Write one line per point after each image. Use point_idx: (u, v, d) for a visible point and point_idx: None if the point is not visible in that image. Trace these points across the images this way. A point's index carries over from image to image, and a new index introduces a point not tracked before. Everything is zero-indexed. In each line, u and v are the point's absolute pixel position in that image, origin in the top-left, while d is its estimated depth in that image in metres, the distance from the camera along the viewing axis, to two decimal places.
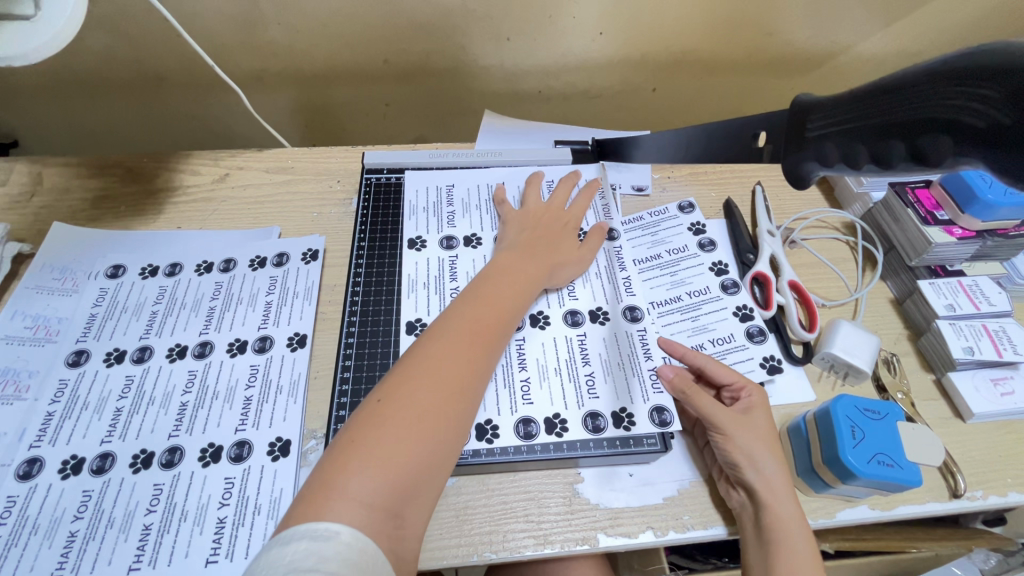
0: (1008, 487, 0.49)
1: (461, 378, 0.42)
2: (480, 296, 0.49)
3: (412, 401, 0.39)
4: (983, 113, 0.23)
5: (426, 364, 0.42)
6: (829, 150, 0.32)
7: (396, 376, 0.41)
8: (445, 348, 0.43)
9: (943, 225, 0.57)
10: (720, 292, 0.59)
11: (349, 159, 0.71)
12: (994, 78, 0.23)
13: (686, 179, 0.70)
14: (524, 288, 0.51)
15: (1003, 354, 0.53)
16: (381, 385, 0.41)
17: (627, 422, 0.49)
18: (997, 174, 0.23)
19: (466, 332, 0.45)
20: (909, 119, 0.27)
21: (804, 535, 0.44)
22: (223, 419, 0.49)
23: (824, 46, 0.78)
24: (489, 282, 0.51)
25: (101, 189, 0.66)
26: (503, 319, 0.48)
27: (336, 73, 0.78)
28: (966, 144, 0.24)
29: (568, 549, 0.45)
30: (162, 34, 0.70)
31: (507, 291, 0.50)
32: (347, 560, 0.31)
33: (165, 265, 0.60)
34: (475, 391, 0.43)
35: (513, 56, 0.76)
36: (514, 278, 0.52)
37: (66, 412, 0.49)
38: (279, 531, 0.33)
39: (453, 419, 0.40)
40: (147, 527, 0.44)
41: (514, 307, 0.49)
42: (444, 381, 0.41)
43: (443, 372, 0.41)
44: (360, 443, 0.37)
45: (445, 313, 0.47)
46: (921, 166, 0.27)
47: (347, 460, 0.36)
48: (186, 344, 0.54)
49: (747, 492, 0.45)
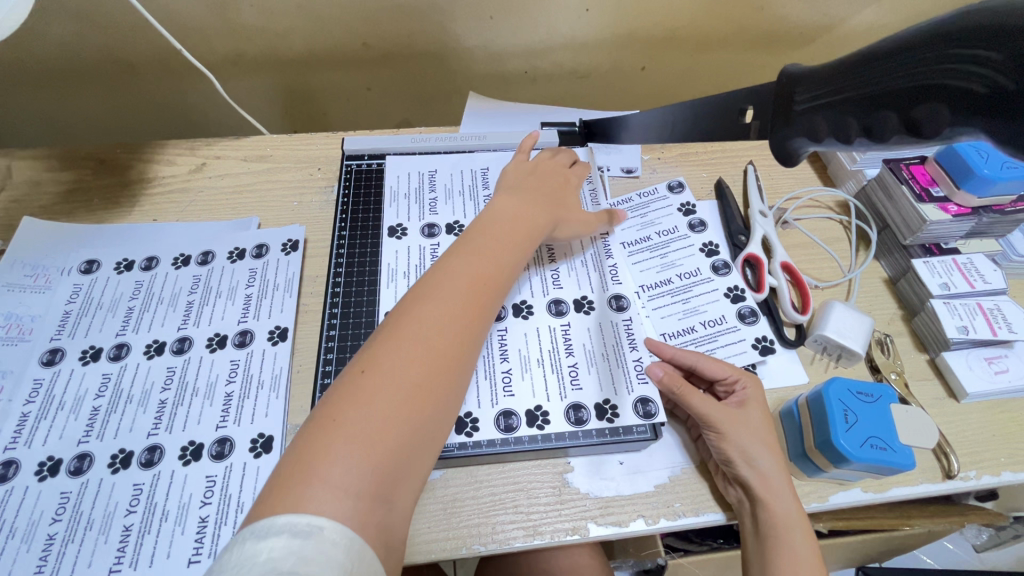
0: (1001, 466, 0.48)
1: (451, 344, 0.37)
2: (470, 254, 0.43)
3: (399, 374, 0.34)
4: (985, 79, 0.22)
5: (410, 332, 0.36)
6: (818, 125, 0.30)
7: (378, 342, 0.36)
8: (431, 310, 0.38)
9: (937, 202, 0.55)
10: (710, 274, 0.58)
11: (329, 146, 0.69)
12: (997, 39, 0.21)
13: (676, 160, 0.68)
14: (518, 248, 0.46)
15: (997, 333, 0.52)
16: (360, 355, 0.35)
17: (610, 413, 0.48)
18: (997, 145, 0.22)
19: (457, 294, 0.39)
20: (903, 88, 0.25)
21: (803, 528, 0.43)
22: (204, 416, 0.48)
23: (817, 19, 0.76)
24: (481, 239, 0.45)
25: (73, 181, 0.64)
26: (496, 280, 0.42)
27: (314, 56, 0.75)
28: (968, 115, 0.22)
29: (558, 539, 0.44)
30: (128, 16, 0.67)
31: (503, 249, 0.45)
32: (332, 560, 0.26)
33: (141, 259, 0.58)
34: (466, 359, 0.38)
35: (497, 35, 0.74)
36: (509, 235, 0.46)
37: (42, 412, 0.48)
38: (248, 525, 0.28)
39: (443, 392, 0.35)
40: (128, 527, 0.43)
41: (509, 268, 0.44)
42: (432, 350, 0.36)
43: (432, 337, 0.36)
44: (341, 423, 0.31)
45: (432, 270, 0.41)
46: (916, 138, 0.26)
47: (326, 441, 0.31)
48: (164, 340, 0.52)
49: (745, 489, 0.44)
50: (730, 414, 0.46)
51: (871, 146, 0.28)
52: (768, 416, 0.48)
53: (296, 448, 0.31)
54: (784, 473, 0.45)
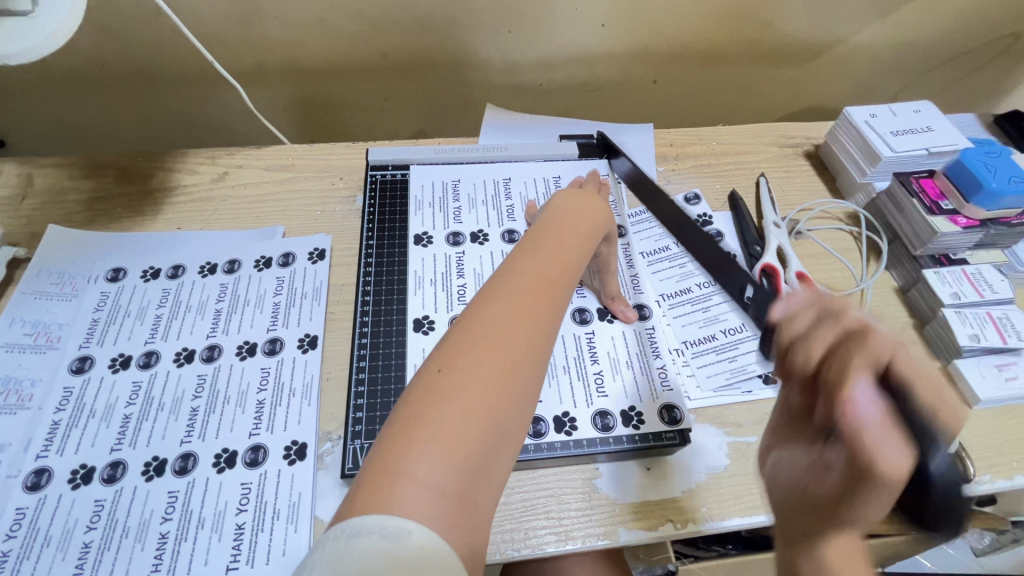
0: (1014, 470, 0.50)
1: (532, 336, 0.34)
2: (536, 247, 0.41)
3: (477, 371, 0.32)
4: None
5: (489, 325, 0.34)
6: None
7: (458, 335, 0.34)
8: (506, 302, 0.35)
9: (947, 215, 0.57)
10: (729, 283, 0.60)
11: (351, 156, 0.70)
12: None
13: (690, 171, 0.70)
14: (585, 239, 0.44)
15: (1007, 341, 0.54)
16: (440, 347, 0.34)
17: (636, 420, 0.49)
18: None
19: (530, 285, 0.37)
20: None
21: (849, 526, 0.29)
22: (236, 423, 0.48)
23: (823, 37, 0.79)
24: (549, 231, 0.43)
25: (95, 189, 0.65)
26: (568, 271, 0.40)
27: (334, 67, 0.76)
28: None
29: (590, 544, 0.45)
30: (151, 25, 0.68)
31: (570, 241, 0.43)
32: (421, 565, 0.25)
33: (167, 267, 0.58)
34: (544, 351, 0.35)
35: (514, 49, 0.76)
36: (577, 225, 0.44)
37: (73, 420, 0.48)
38: (337, 522, 0.27)
39: (522, 386, 0.33)
40: (164, 535, 0.43)
41: (578, 260, 0.42)
42: (513, 343, 0.33)
43: (512, 330, 0.34)
44: (423, 418, 0.30)
45: (506, 263, 0.39)
46: None
47: (411, 436, 0.29)
48: (194, 348, 0.53)
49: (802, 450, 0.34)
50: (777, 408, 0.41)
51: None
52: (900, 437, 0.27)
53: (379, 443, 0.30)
54: (861, 500, 0.28)
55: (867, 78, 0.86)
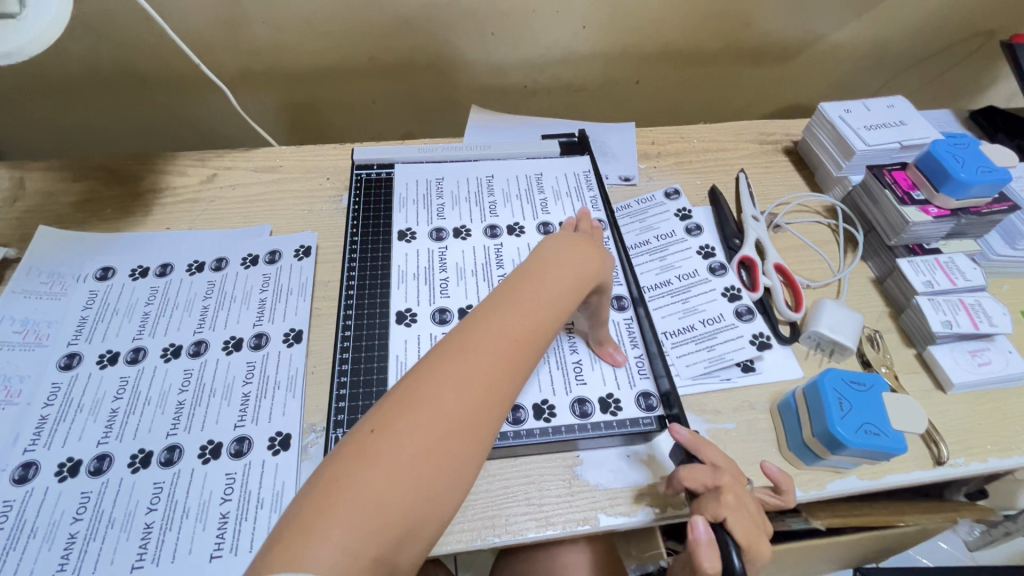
0: (988, 453, 0.51)
1: (479, 409, 0.33)
2: (512, 299, 0.39)
3: (412, 435, 0.31)
4: None
5: (436, 388, 0.33)
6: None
7: (403, 395, 0.33)
8: (461, 362, 0.34)
9: (919, 205, 0.59)
10: (708, 275, 0.61)
11: (338, 157, 0.71)
12: None
13: (671, 168, 0.72)
14: (569, 293, 0.41)
15: (979, 326, 0.55)
16: (385, 402, 0.33)
17: (614, 407, 0.50)
18: None
19: (490, 349, 0.35)
20: None
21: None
22: (221, 416, 0.49)
23: (800, 36, 0.81)
24: (527, 280, 0.40)
25: (86, 191, 0.66)
26: (537, 333, 0.38)
27: (321, 71, 0.78)
28: None
29: (570, 529, 0.46)
30: (141, 31, 0.70)
31: (546, 292, 0.40)
32: None
33: (155, 266, 0.59)
34: (489, 430, 0.33)
35: (497, 51, 0.77)
36: (564, 273, 0.41)
37: (60, 414, 0.49)
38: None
39: (460, 461, 0.32)
40: (149, 525, 0.44)
41: (558, 315, 0.40)
42: (456, 412, 0.32)
43: (460, 397, 0.33)
44: (346, 482, 0.29)
45: (474, 318, 0.37)
46: None
47: (330, 498, 0.29)
48: (181, 343, 0.54)
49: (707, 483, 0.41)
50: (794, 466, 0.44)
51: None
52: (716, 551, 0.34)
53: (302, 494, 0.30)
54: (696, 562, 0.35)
55: (845, 76, 0.88)
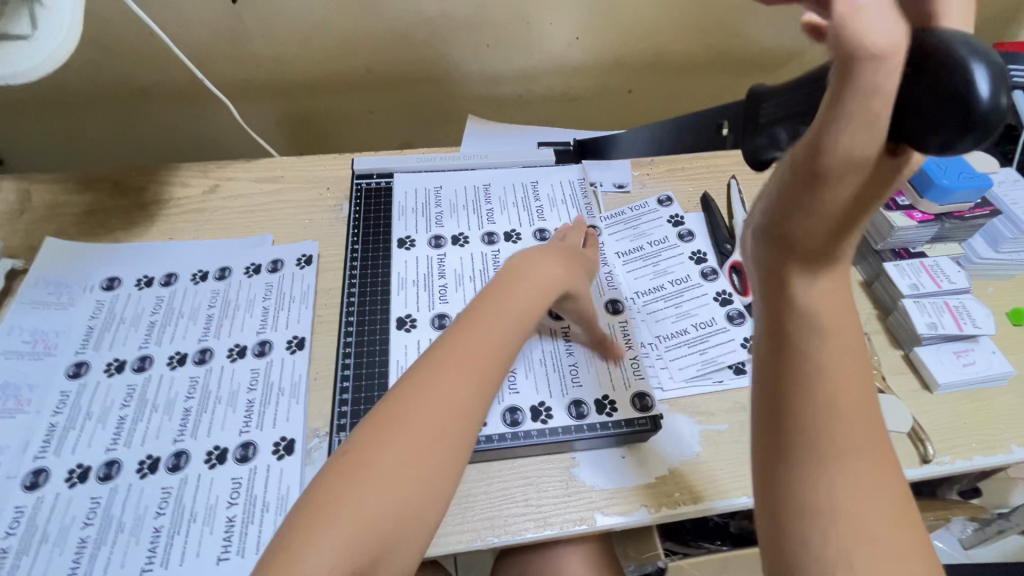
0: (972, 451, 0.52)
1: (452, 422, 0.37)
2: (475, 323, 0.44)
3: (390, 448, 0.35)
4: None
5: (411, 408, 0.37)
6: (779, 130, 0.33)
7: (382, 416, 0.37)
8: (433, 381, 0.38)
9: (904, 210, 0.61)
10: (700, 280, 0.62)
11: (338, 167, 0.73)
12: None
13: (664, 175, 0.73)
14: (526, 313, 0.47)
15: (963, 328, 0.56)
16: (365, 424, 0.37)
17: (609, 409, 0.51)
18: None
19: (458, 368, 0.40)
20: None
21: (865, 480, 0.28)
22: (227, 422, 0.51)
23: (787, 45, 0.83)
24: (488, 309, 0.45)
25: (91, 203, 0.67)
26: (500, 351, 0.43)
27: (321, 82, 0.79)
28: None
29: (567, 528, 0.47)
30: (144, 45, 0.71)
31: (507, 317, 0.45)
32: None
33: (160, 276, 0.61)
34: (463, 441, 0.37)
35: (493, 62, 0.79)
36: (519, 300, 0.47)
37: (69, 422, 0.50)
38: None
39: (437, 467, 0.36)
40: (157, 529, 0.45)
41: (517, 336, 0.45)
42: (430, 428, 0.36)
43: (432, 414, 0.37)
44: (335, 497, 0.33)
45: (444, 342, 0.42)
46: None
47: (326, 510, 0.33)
48: (186, 351, 0.55)
49: (827, 322, 0.28)
50: None
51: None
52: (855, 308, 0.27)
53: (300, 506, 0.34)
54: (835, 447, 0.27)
55: None
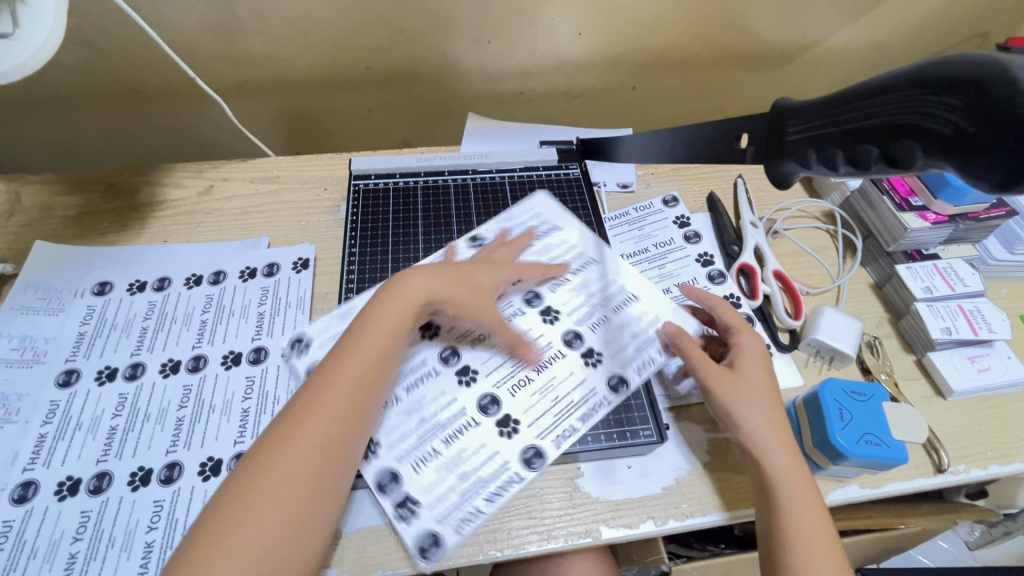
0: (988, 460, 0.51)
1: (330, 440, 0.40)
2: (358, 341, 0.45)
3: (271, 480, 0.37)
4: (949, 122, 0.27)
5: (296, 433, 0.39)
6: (808, 152, 0.34)
7: (267, 444, 0.39)
8: (315, 408, 0.40)
9: (917, 211, 0.59)
10: (707, 283, 0.61)
11: (335, 167, 0.71)
12: (956, 91, 0.26)
13: (669, 174, 0.72)
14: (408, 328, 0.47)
15: (978, 333, 0.54)
16: (251, 455, 0.39)
17: (622, 417, 0.50)
18: (966, 176, 0.27)
19: (341, 390, 0.42)
20: (890, 125, 0.29)
21: (809, 493, 0.43)
22: (221, 432, 0.49)
23: (795, 40, 0.81)
24: (367, 323, 0.46)
25: (82, 205, 0.66)
26: (383, 366, 0.44)
27: (317, 80, 0.77)
28: (936, 152, 0.28)
29: (572, 542, 0.45)
30: (134, 43, 0.70)
31: (396, 329, 0.46)
32: None
33: (153, 280, 0.59)
34: (343, 457, 0.40)
35: (494, 59, 0.77)
36: (404, 310, 0.47)
37: (60, 432, 0.49)
38: None
39: (322, 487, 0.38)
40: (149, 544, 0.44)
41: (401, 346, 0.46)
42: (311, 449, 0.39)
43: (313, 437, 0.39)
44: (228, 528, 0.35)
45: (328, 361, 0.43)
46: (896, 169, 0.30)
47: (206, 548, 0.34)
48: (180, 358, 0.53)
49: (749, 417, 0.46)
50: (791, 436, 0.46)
51: (854, 175, 0.33)
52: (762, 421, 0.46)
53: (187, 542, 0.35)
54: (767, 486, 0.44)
55: (843, 80, 0.88)
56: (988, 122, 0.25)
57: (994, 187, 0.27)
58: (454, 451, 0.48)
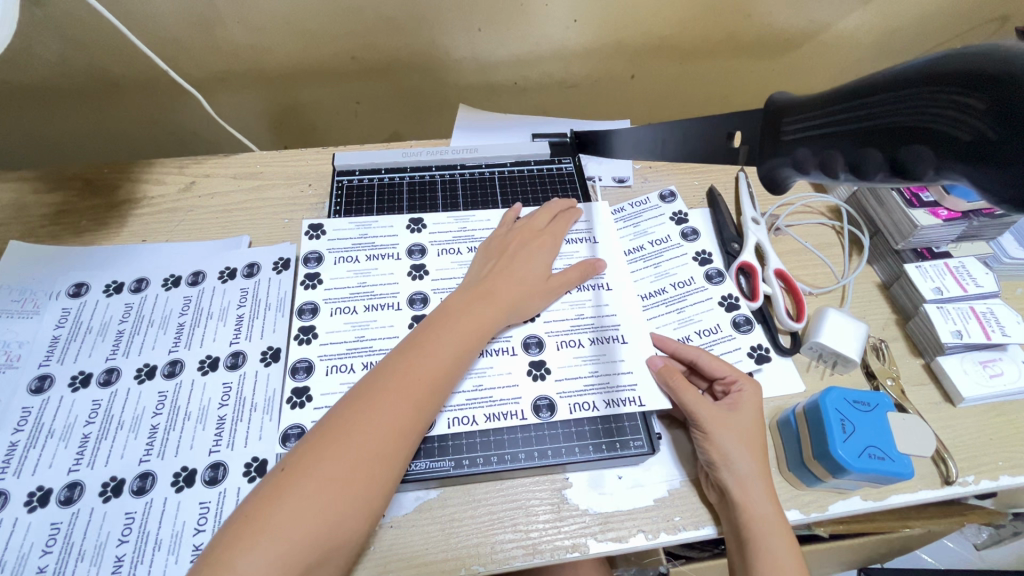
0: (999, 470, 0.48)
1: (387, 440, 0.38)
2: (430, 337, 0.44)
3: (326, 466, 0.36)
4: (966, 125, 0.24)
5: (347, 428, 0.38)
6: (805, 153, 0.31)
7: (316, 436, 0.38)
8: (380, 398, 0.39)
9: (928, 207, 0.56)
10: (704, 283, 0.58)
11: (320, 162, 0.69)
12: (977, 89, 0.23)
13: (667, 168, 0.69)
14: (474, 330, 0.46)
15: (991, 337, 0.52)
16: (297, 446, 0.38)
17: (611, 424, 0.48)
18: (979, 190, 0.24)
19: (401, 387, 0.40)
20: (897, 127, 0.26)
21: (786, 541, 0.42)
22: (196, 440, 0.47)
23: (802, 25, 0.77)
24: (434, 325, 0.45)
25: (60, 203, 0.64)
26: (445, 373, 0.43)
27: (302, 72, 0.75)
28: (949, 158, 0.25)
29: (558, 557, 0.44)
30: (112, 35, 0.67)
31: (459, 330, 0.45)
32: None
33: (130, 281, 0.57)
34: (398, 460, 0.38)
35: (486, 48, 0.74)
36: (470, 312, 0.47)
37: (31, 441, 0.47)
38: None
39: (376, 482, 0.37)
40: (120, 557, 0.42)
41: (467, 351, 0.45)
42: (362, 448, 0.37)
43: (366, 435, 0.38)
44: (263, 519, 0.34)
45: (389, 360, 0.42)
46: (901, 178, 0.27)
47: (253, 527, 0.33)
48: (156, 363, 0.52)
49: (738, 460, 0.44)
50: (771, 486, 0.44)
51: (856, 181, 0.30)
52: (750, 467, 0.44)
53: (227, 525, 0.35)
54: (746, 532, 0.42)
55: (851, 67, 0.84)
56: (1010, 125, 0.22)
57: (1009, 205, 0.23)
58: (436, 462, 0.46)
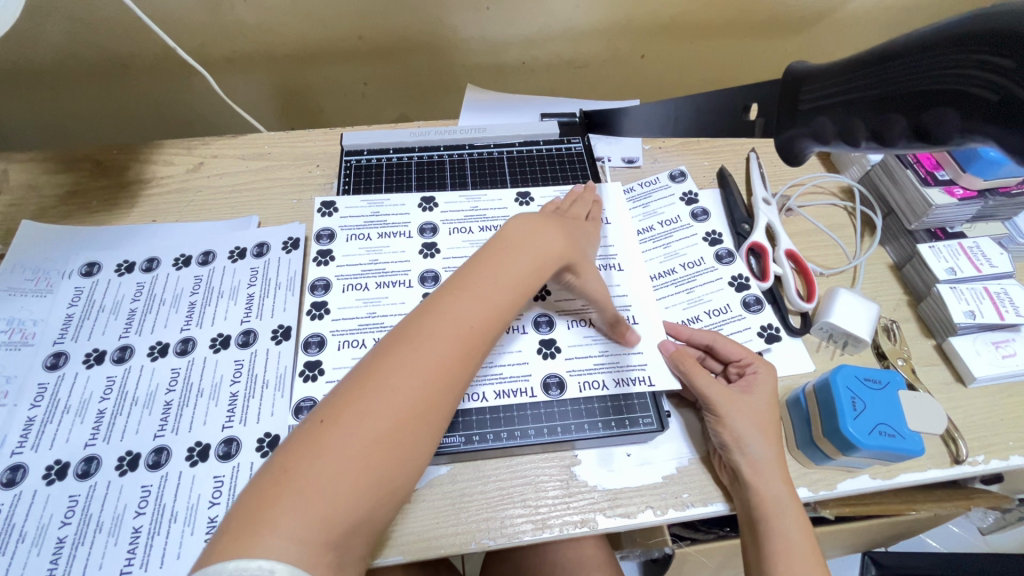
0: (1009, 451, 0.48)
1: (433, 388, 0.34)
2: (475, 281, 0.40)
3: (372, 416, 0.32)
4: (995, 85, 0.23)
5: (389, 374, 0.34)
6: (824, 122, 0.31)
7: (354, 385, 0.34)
8: (425, 344, 0.36)
9: (943, 186, 0.55)
10: (714, 263, 0.58)
11: (329, 142, 0.69)
12: (1005, 47, 0.23)
13: (676, 149, 0.68)
14: (529, 276, 0.42)
15: (1004, 317, 0.51)
16: (333, 394, 0.34)
17: (621, 402, 0.48)
18: (1007, 152, 0.24)
19: (446, 334, 0.36)
20: (918, 92, 0.26)
21: (797, 520, 0.43)
22: (210, 417, 0.48)
23: (816, 4, 0.75)
24: (478, 269, 0.41)
25: (70, 184, 0.64)
26: (492, 321, 0.39)
27: (310, 52, 0.74)
28: (977, 121, 0.24)
29: (567, 531, 0.44)
30: (118, 14, 0.66)
31: (505, 277, 0.41)
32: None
33: (141, 260, 0.57)
34: (445, 409, 0.35)
35: (494, 26, 0.73)
36: (524, 256, 0.43)
37: (47, 416, 0.48)
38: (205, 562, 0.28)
39: (424, 432, 0.34)
40: (137, 529, 0.43)
41: (515, 299, 0.41)
42: (408, 398, 0.33)
43: (411, 384, 0.34)
44: (300, 470, 0.30)
45: (431, 306, 0.38)
46: (924, 143, 0.27)
47: (289, 480, 0.30)
48: (168, 341, 0.52)
49: (750, 443, 0.44)
50: (785, 468, 0.44)
51: (878, 149, 0.29)
52: (762, 450, 0.44)
53: (262, 474, 0.31)
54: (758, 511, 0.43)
55: (865, 46, 0.82)
56: None
57: None
58: (447, 438, 0.46)
